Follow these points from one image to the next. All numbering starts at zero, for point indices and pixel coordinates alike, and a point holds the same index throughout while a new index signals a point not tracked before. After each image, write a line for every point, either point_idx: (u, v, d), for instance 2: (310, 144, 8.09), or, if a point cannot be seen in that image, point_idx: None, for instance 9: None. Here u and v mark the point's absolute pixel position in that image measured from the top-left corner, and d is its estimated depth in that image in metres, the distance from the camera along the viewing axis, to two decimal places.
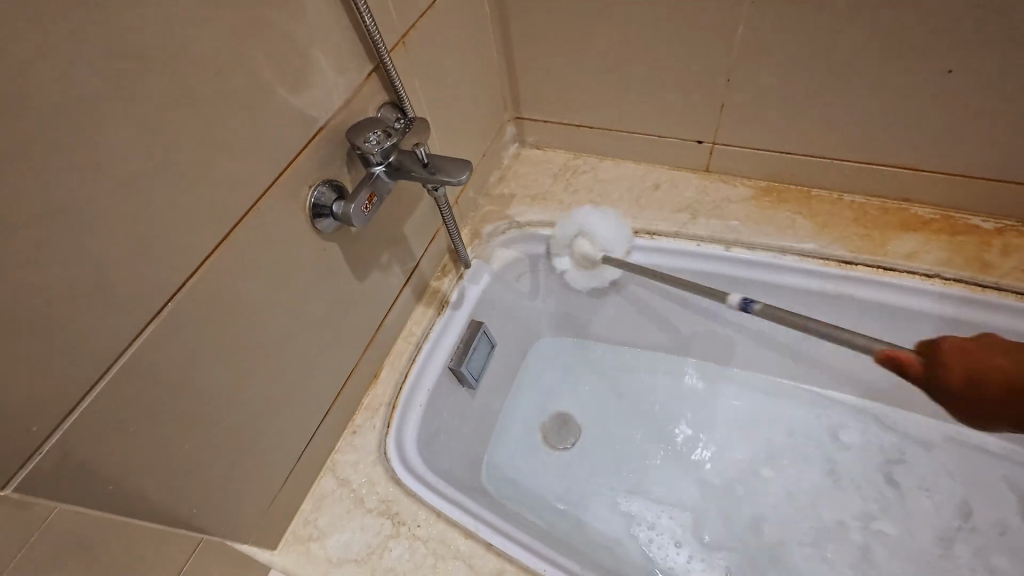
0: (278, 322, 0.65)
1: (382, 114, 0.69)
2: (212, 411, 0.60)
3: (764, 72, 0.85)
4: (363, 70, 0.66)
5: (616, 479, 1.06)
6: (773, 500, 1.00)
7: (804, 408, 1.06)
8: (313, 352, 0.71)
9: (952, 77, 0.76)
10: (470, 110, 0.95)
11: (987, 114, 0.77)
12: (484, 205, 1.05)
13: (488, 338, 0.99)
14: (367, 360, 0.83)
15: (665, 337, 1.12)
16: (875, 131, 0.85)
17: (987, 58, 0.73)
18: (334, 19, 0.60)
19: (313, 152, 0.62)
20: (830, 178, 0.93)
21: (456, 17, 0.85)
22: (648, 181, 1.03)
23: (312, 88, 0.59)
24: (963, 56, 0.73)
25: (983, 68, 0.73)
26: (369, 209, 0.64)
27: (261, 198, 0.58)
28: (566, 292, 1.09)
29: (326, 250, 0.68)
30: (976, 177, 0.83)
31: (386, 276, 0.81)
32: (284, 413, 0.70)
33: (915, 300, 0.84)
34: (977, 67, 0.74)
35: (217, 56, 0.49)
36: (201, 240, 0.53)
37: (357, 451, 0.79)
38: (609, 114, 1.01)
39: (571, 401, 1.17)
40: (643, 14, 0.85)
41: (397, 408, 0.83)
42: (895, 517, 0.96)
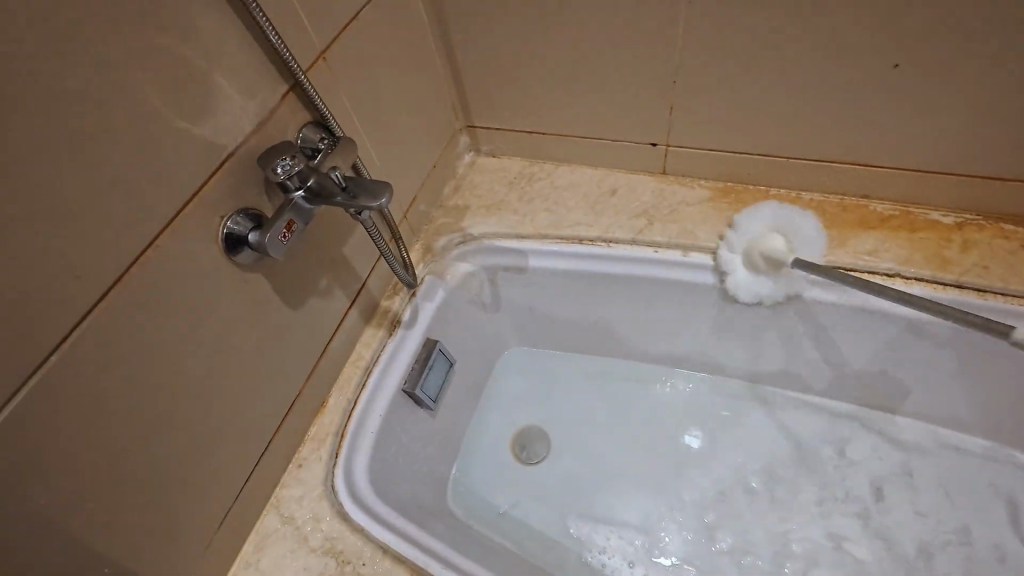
0: (200, 361, 0.61)
1: (303, 134, 0.65)
2: (128, 466, 0.56)
3: (712, 71, 0.82)
4: (278, 90, 0.62)
5: (585, 497, 1.03)
6: (741, 512, 0.98)
7: (778, 412, 1.04)
8: (244, 387, 0.68)
9: (899, 71, 0.73)
10: (413, 122, 0.92)
11: (939, 107, 0.75)
12: (436, 218, 1.02)
13: (446, 356, 0.96)
14: (312, 389, 0.80)
15: (633, 344, 1.09)
16: (829, 127, 0.82)
17: (934, 51, 0.70)
18: (239, 39, 0.56)
19: (225, 180, 0.58)
20: (787, 177, 0.90)
21: (390, 27, 0.81)
22: (604, 186, 1.00)
23: (217, 114, 0.56)
24: (909, 50, 0.71)
25: (931, 61, 0.71)
26: (288, 237, 0.60)
27: (165, 232, 0.54)
28: (527, 302, 1.06)
29: (251, 281, 0.65)
30: (933, 171, 0.81)
31: (326, 300, 0.78)
32: (217, 456, 0.66)
33: (880, 302, 0.82)
34: (925, 61, 0.71)
35: (98, 86, 0.46)
36: (95, 282, 0.49)
37: (302, 485, 0.76)
38: (559, 120, 0.98)
39: (540, 414, 1.14)
40: (585, 15, 0.82)
41: (346, 437, 0.80)
42: (869, 524, 0.93)
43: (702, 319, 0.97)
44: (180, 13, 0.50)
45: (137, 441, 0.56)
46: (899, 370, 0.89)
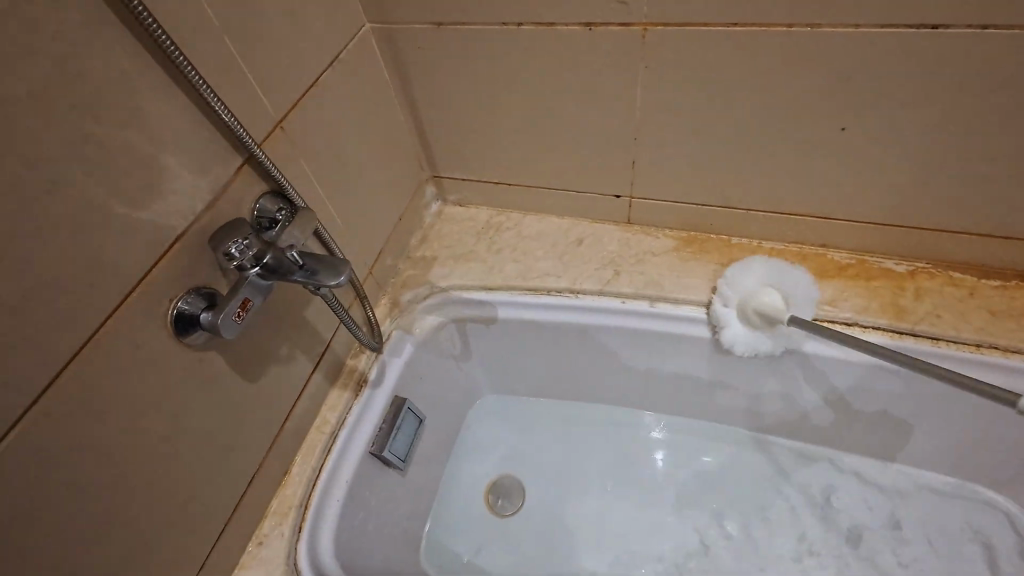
0: (152, 450, 0.58)
1: (261, 204, 0.64)
2: (71, 574, 0.52)
3: (671, 129, 0.84)
4: (232, 164, 0.60)
5: (562, 550, 1.02)
6: (717, 559, 0.97)
7: (751, 453, 1.05)
8: (200, 469, 0.64)
9: (847, 132, 0.76)
10: (377, 178, 0.91)
11: (885, 164, 0.78)
12: (403, 270, 1.01)
13: (415, 413, 0.94)
14: (274, 460, 0.76)
15: (606, 389, 1.09)
16: (784, 181, 0.85)
17: (877, 114, 0.73)
18: (189, 119, 0.55)
19: (175, 261, 0.56)
20: (748, 226, 0.92)
21: (351, 88, 0.81)
22: (572, 236, 1.00)
23: (166, 195, 0.54)
24: (855, 113, 0.74)
25: (875, 123, 0.74)
26: (243, 316, 0.58)
27: (108, 321, 0.51)
28: (499, 352, 1.05)
29: (206, 359, 0.62)
30: (884, 222, 0.84)
31: (287, 368, 0.75)
32: (169, 547, 0.62)
33: (840, 349, 0.83)
34: (870, 123, 0.74)
35: (35, 183, 0.44)
36: (30, 384, 0.46)
37: (264, 564, 0.72)
38: (525, 172, 0.98)
39: (515, 463, 1.12)
40: (546, 76, 0.83)
41: (309, 509, 0.77)
42: (844, 566, 0.93)
43: (671, 365, 0.98)
44: (124, 99, 0.49)
45: (81, 546, 0.52)
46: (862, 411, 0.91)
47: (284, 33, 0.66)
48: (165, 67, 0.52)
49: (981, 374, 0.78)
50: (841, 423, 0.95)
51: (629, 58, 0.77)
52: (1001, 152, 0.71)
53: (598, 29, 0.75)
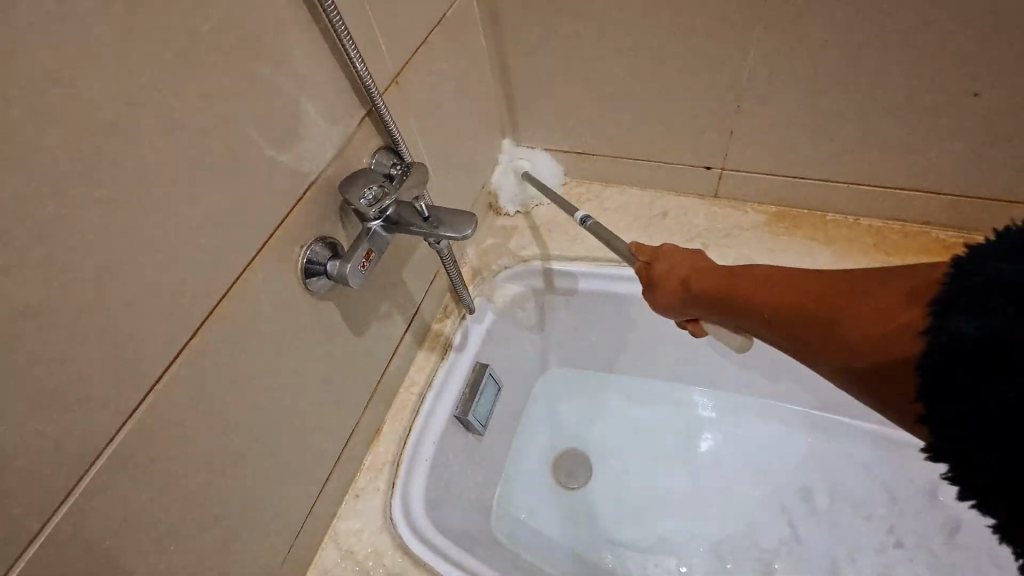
0: (273, 393, 0.59)
1: (376, 160, 0.64)
2: (203, 505, 0.53)
3: (775, 97, 0.81)
4: (356, 115, 0.60)
5: (625, 527, 1.03)
6: (793, 543, 0.96)
7: (833, 440, 1.01)
8: (311, 416, 0.65)
9: (977, 98, 0.72)
10: (466, 143, 0.91)
11: (1008, 136, 0.74)
12: (485, 238, 1.00)
13: (495, 380, 0.94)
14: (369, 416, 0.77)
15: (680, 368, 1.07)
16: (894, 153, 0.81)
17: (1010, 80, 0.69)
18: (326, 65, 0.55)
19: (306, 208, 0.56)
20: (846, 202, 0.89)
21: (452, 49, 0.81)
22: (656, 209, 0.98)
23: (302, 141, 0.54)
24: (984, 78, 0.70)
25: (1004, 91, 0.70)
26: (367, 266, 0.59)
27: (251, 263, 0.52)
28: (575, 325, 1.04)
29: (323, 309, 0.63)
30: (1000, 199, 0.80)
31: (386, 326, 0.76)
32: (282, 490, 0.64)
33: None
34: (999, 90, 0.70)
35: (201, 117, 0.44)
36: (184, 317, 0.47)
37: (360, 516, 0.73)
38: (611, 141, 0.96)
39: (582, 437, 1.12)
40: (647, 38, 0.81)
41: (402, 467, 0.78)
42: (928, 557, 0.91)
43: (756, 344, 0.96)
44: (276, 40, 0.49)
45: (213, 478, 0.54)
46: None
47: None
48: (309, 12, 0.51)
49: None
50: None
51: (741, 19, 0.74)
52: None
53: None
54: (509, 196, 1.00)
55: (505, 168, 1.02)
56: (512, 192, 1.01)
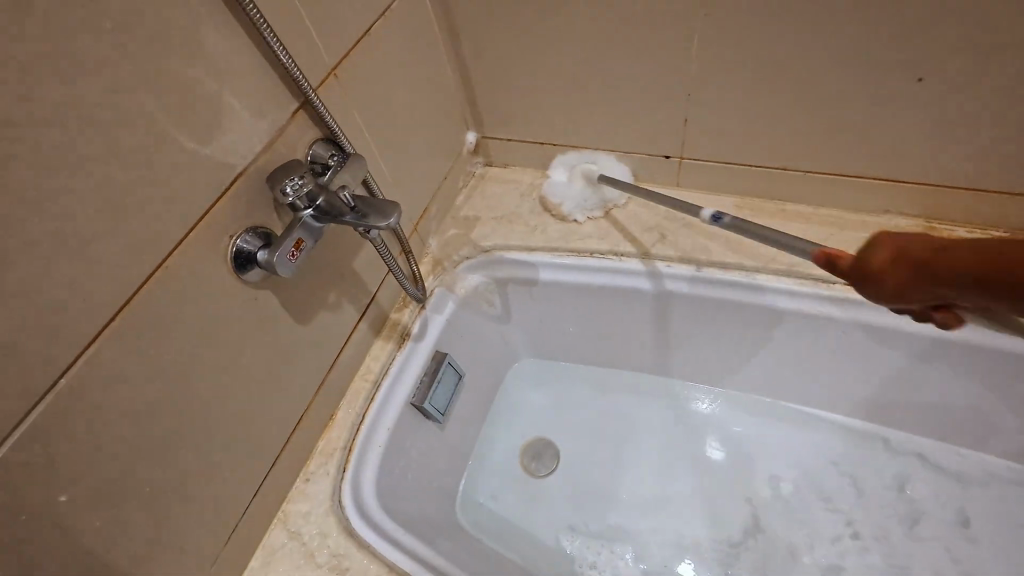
0: (210, 379, 0.61)
1: (313, 150, 0.65)
2: (137, 486, 0.55)
3: (727, 84, 0.80)
4: (288, 107, 0.62)
5: (585, 514, 1.02)
6: (760, 534, 0.95)
7: (796, 430, 1.02)
8: (253, 402, 0.67)
9: (922, 84, 0.71)
10: (424, 134, 0.91)
11: (961, 122, 0.72)
12: (447, 229, 1.01)
13: (455, 369, 0.95)
14: (321, 402, 0.79)
15: (646, 358, 1.07)
16: (849, 140, 0.80)
17: (958, 63, 0.67)
18: (250, 58, 0.56)
19: (234, 198, 0.58)
20: (805, 191, 0.88)
21: (403, 40, 0.81)
22: (617, 199, 0.98)
23: (226, 133, 0.55)
24: (931, 62, 0.68)
25: (953, 75, 0.69)
26: (297, 256, 0.60)
27: (174, 251, 0.53)
28: (540, 315, 1.05)
29: (259, 297, 0.64)
30: (960, 186, 0.78)
31: (335, 315, 0.77)
32: (223, 474, 0.65)
33: (901, 320, 0.80)
34: (946, 74, 0.69)
35: (110, 109, 0.46)
36: (101, 303, 0.49)
37: (309, 499, 0.75)
38: (571, 131, 0.96)
39: (547, 427, 1.13)
40: (596, 26, 0.80)
41: (353, 452, 0.80)
42: (888, 547, 0.91)
43: (716, 334, 0.95)
44: (192, 33, 0.50)
45: (147, 460, 0.56)
46: (919, 390, 0.88)
47: None
48: (226, 6, 0.52)
49: None
50: (896, 400, 0.92)
51: (686, 4, 0.73)
52: None
53: None
54: (579, 202, 0.96)
55: (571, 179, 0.98)
56: (575, 199, 0.96)
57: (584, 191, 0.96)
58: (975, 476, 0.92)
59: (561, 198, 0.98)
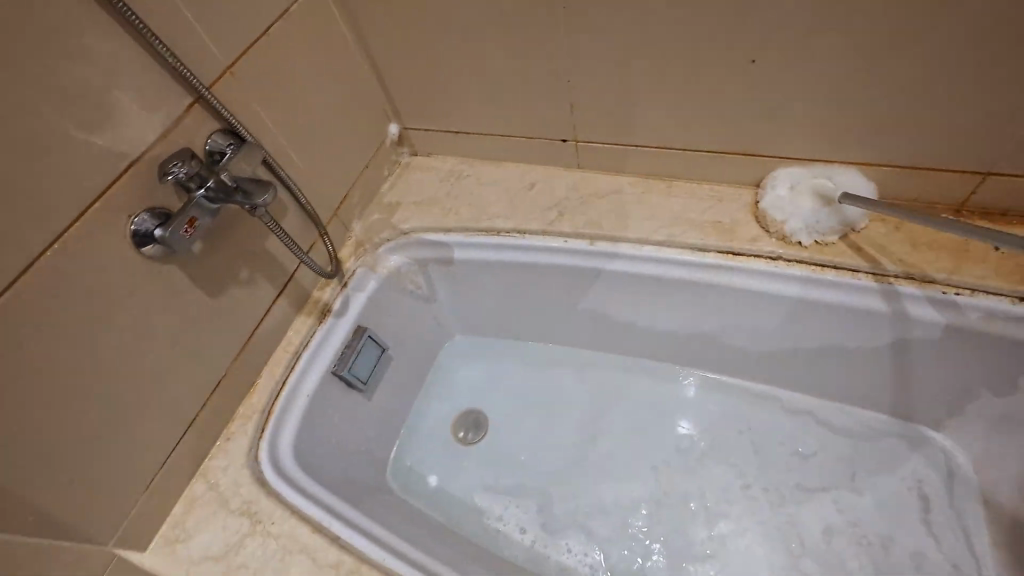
0: (117, 343, 0.70)
1: (211, 140, 0.74)
2: (48, 433, 0.64)
3: (600, 73, 0.87)
4: (183, 102, 0.70)
5: (503, 475, 1.10)
6: (661, 489, 1.02)
7: (700, 393, 1.09)
8: (164, 365, 0.76)
9: (756, 66, 0.77)
10: (340, 126, 0.99)
11: (803, 100, 0.79)
12: (371, 214, 1.09)
13: (376, 342, 1.03)
14: (240, 370, 0.88)
15: (564, 330, 1.15)
16: (715, 121, 0.86)
17: (786, 48, 0.74)
18: (139, 59, 0.64)
19: (131, 183, 0.66)
20: (690, 169, 0.95)
21: (307, 39, 0.88)
22: (525, 181, 1.06)
23: (119, 126, 0.64)
24: (763, 47, 0.75)
25: (783, 59, 0.75)
26: (191, 232, 0.69)
27: (72, 227, 0.62)
28: (462, 293, 1.13)
29: (166, 271, 0.73)
30: (817, 158, 0.85)
31: (249, 290, 0.86)
32: (136, 429, 0.74)
33: (768, 283, 0.88)
34: (778, 57, 0.75)
35: (0, 106, 0.54)
36: (4, 272, 0.57)
37: (228, 455, 0.84)
38: (480, 120, 1.04)
39: (477, 399, 1.20)
40: (476, 24, 0.87)
41: (271, 415, 0.88)
42: (775, 497, 0.98)
43: (618, 304, 1.03)
44: (77, 39, 0.58)
45: (57, 410, 0.65)
46: (799, 350, 0.95)
47: None
48: (111, 15, 0.61)
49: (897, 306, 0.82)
50: (782, 360, 0.99)
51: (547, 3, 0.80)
52: (921, 78, 0.71)
53: None
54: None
55: (583, 169, 0.99)
56: (590, 188, 0.98)
57: (598, 180, 0.97)
58: (859, 429, 0.99)
59: (573, 186, 1.00)
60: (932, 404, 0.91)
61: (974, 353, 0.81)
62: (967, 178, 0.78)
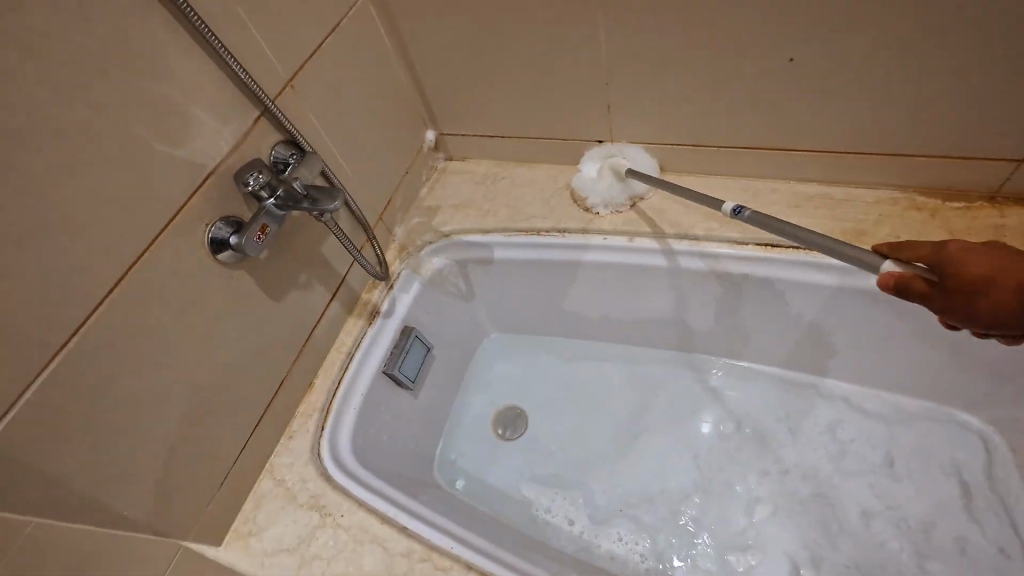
0: (193, 345, 0.73)
1: (275, 151, 0.77)
2: (135, 431, 0.68)
3: (637, 75, 0.90)
4: (250, 115, 0.73)
5: (550, 469, 1.12)
6: (703, 477, 1.05)
7: (736, 384, 1.12)
8: (232, 366, 0.80)
9: (791, 63, 0.80)
10: (382, 134, 1.03)
11: (837, 95, 0.82)
12: (411, 218, 1.13)
13: (422, 341, 1.07)
14: (299, 370, 0.92)
15: (599, 326, 1.18)
16: (750, 117, 0.89)
17: (818, 46, 0.77)
18: (211, 76, 0.68)
19: (207, 193, 0.70)
20: (724, 165, 0.98)
21: (353, 51, 0.92)
22: (560, 182, 1.09)
23: (196, 139, 0.67)
24: (797, 45, 0.78)
25: (817, 56, 0.78)
26: (263, 238, 0.73)
27: (157, 236, 0.66)
28: (500, 292, 1.16)
29: (236, 276, 0.76)
30: (851, 151, 0.88)
31: (306, 294, 0.90)
32: (209, 427, 0.78)
33: (804, 274, 0.90)
34: (812, 53, 0.78)
35: (96, 125, 0.58)
36: (100, 279, 0.61)
37: (292, 453, 0.87)
38: (515, 124, 1.07)
39: (516, 396, 1.24)
40: (515, 31, 0.91)
41: (330, 413, 0.91)
42: (818, 481, 1.01)
43: (655, 298, 1.06)
44: (160, 59, 0.62)
45: (142, 409, 0.68)
46: (835, 338, 0.98)
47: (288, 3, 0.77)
48: (188, 36, 0.64)
49: None
50: (817, 348, 1.01)
51: (586, 9, 0.84)
52: (956, 70, 0.73)
53: None
54: (602, 198, 1.02)
55: (598, 175, 1.02)
56: (602, 194, 1.02)
57: (611, 186, 1.01)
58: (898, 418, 1.01)
59: (587, 191, 1.03)
60: (968, 388, 0.93)
61: None
62: (1001, 165, 0.80)
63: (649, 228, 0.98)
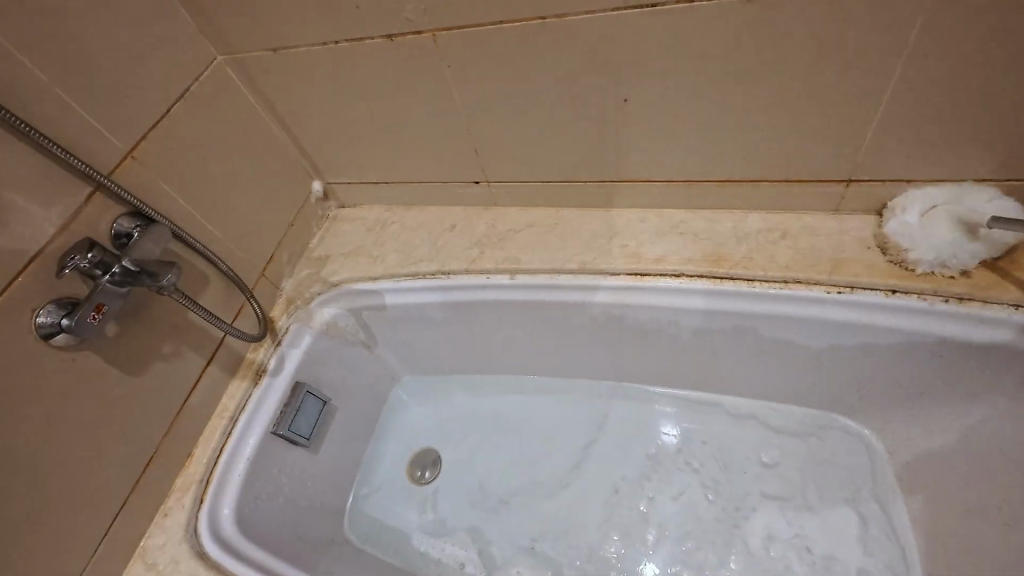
0: (31, 438, 0.70)
1: (117, 224, 0.76)
2: None
3: (495, 119, 0.91)
4: (81, 194, 0.72)
5: (460, 514, 1.10)
6: (606, 506, 1.05)
7: (642, 406, 1.13)
8: (85, 452, 0.76)
9: (628, 104, 0.83)
10: (257, 190, 1.01)
11: (680, 131, 0.85)
12: (301, 270, 1.12)
13: (316, 396, 1.04)
14: (173, 443, 0.89)
15: (504, 361, 1.18)
16: (606, 154, 0.92)
17: (648, 89, 0.81)
18: (27, 160, 0.66)
19: (31, 280, 0.67)
20: (595, 196, 1.00)
21: (210, 114, 0.91)
22: (446, 223, 1.10)
23: (12, 226, 0.65)
24: (631, 87, 0.81)
25: (650, 96, 0.82)
26: (99, 318, 0.70)
27: None
28: (401, 336, 1.15)
29: (80, 358, 0.74)
30: (704, 179, 0.91)
31: (173, 364, 0.87)
32: (62, 521, 0.74)
33: (676, 298, 0.93)
34: (645, 94, 0.81)
35: None
36: None
37: (165, 532, 0.84)
38: (394, 170, 1.07)
39: (430, 438, 1.21)
40: (370, 86, 0.91)
41: (208, 484, 0.89)
42: (720, 499, 1.02)
43: (546, 328, 1.07)
44: None
45: None
46: (722, 355, 1.00)
47: (119, 75, 0.76)
48: None
49: (793, 308, 0.87)
50: (707, 365, 1.03)
51: (429, 60, 0.85)
52: (774, 103, 0.78)
53: (397, 38, 0.82)
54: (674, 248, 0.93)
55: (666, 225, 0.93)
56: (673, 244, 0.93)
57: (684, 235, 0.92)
58: (795, 428, 1.03)
59: (663, 247, 0.94)
60: (845, 394, 0.97)
61: (871, 344, 0.86)
62: (833, 186, 0.85)
63: (529, 263, 0.99)
